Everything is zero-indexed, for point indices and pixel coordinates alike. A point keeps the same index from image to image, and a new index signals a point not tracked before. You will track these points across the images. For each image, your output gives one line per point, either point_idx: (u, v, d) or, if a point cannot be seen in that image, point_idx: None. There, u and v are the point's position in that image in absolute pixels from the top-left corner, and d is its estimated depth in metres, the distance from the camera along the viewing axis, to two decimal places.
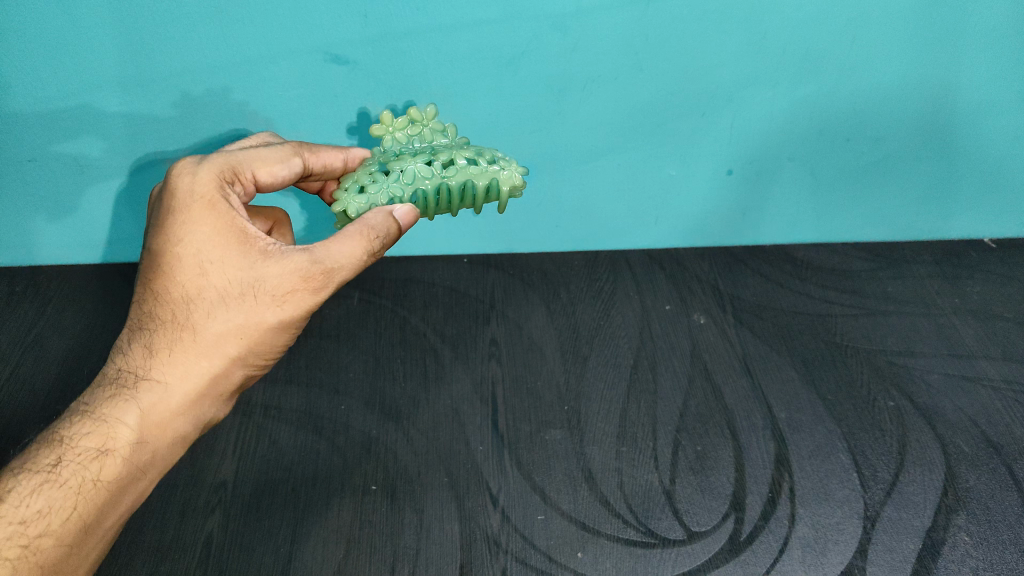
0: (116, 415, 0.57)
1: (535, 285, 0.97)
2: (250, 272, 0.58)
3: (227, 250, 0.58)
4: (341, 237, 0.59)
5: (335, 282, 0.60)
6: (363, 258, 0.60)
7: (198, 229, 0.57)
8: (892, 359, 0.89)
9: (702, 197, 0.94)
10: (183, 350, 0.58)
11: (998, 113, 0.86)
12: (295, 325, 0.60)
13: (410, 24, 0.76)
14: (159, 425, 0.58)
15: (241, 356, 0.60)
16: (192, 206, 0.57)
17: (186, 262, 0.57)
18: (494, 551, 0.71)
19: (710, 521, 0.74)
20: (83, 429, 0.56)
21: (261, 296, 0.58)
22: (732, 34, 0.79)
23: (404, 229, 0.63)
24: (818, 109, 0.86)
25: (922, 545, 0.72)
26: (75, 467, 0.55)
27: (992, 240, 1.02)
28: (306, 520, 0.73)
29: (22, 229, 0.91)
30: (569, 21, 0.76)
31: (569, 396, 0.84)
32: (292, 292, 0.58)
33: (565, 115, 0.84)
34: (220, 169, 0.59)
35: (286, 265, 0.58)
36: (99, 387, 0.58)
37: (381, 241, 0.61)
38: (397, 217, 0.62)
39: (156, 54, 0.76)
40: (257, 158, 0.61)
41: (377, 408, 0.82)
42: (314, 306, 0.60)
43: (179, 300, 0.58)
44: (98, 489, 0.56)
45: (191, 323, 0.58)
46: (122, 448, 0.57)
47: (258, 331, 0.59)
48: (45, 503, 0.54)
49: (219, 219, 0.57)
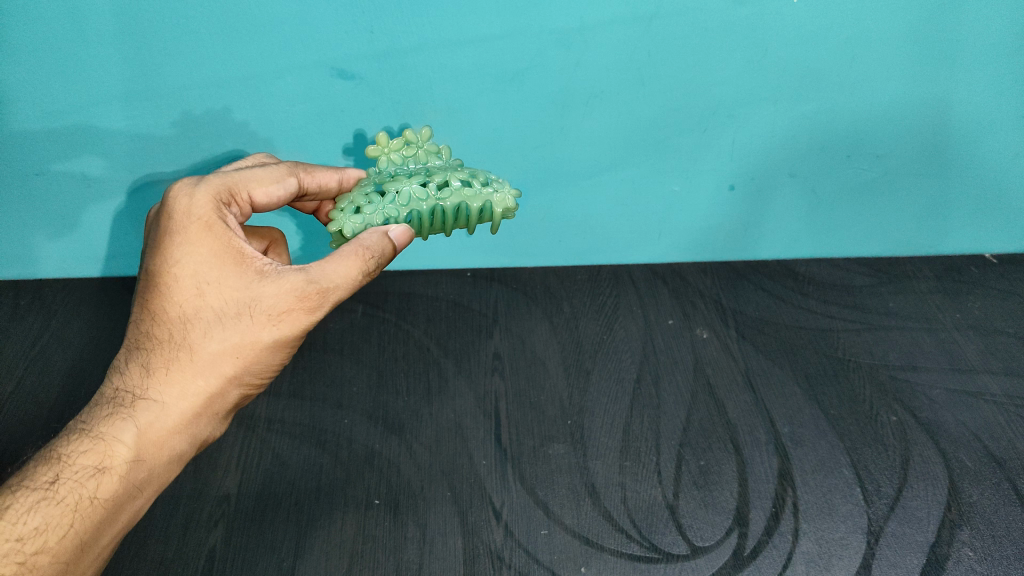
0: (113, 434, 0.57)
1: (537, 299, 0.97)
2: (247, 292, 0.58)
3: (225, 271, 0.58)
4: (338, 257, 0.60)
5: (332, 301, 0.60)
6: (359, 278, 0.61)
7: (196, 250, 0.58)
8: (895, 373, 0.89)
9: (705, 212, 0.95)
10: (180, 370, 0.58)
11: (998, 130, 0.87)
12: (290, 344, 0.61)
13: (415, 41, 0.76)
14: (157, 442, 0.58)
15: (238, 375, 0.60)
16: (189, 227, 0.58)
17: (183, 283, 0.58)
18: (498, 566, 0.71)
19: (714, 535, 0.74)
20: (81, 447, 0.56)
21: (257, 315, 0.58)
22: (732, 52, 0.79)
23: (399, 249, 0.64)
24: (819, 127, 0.86)
25: (927, 560, 0.72)
26: (73, 485, 0.56)
27: (992, 256, 1.02)
28: (308, 535, 0.73)
29: (25, 244, 0.92)
30: (572, 37, 0.77)
31: (572, 410, 0.85)
32: (288, 311, 0.59)
33: (568, 130, 0.85)
34: (217, 190, 0.59)
35: (282, 284, 0.58)
36: (97, 405, 0.58)
37: (377, 261, 0.61)
38: (393, 237, 0.63)
39: (164, 71, 0.76)
40: (255, 181, 0.62)
41: (380, 422, 0.83)
42: (310, 325, 0.60)
43: (175, 319, 0.58)
44: (95, 507, 0.56)
45: (188, 343, 0.58)
46: (120, 466, 0.57)
47: (254, 350, 0.59)
48: (42, 521, 0.54)
49: (215, 239, 0.58)
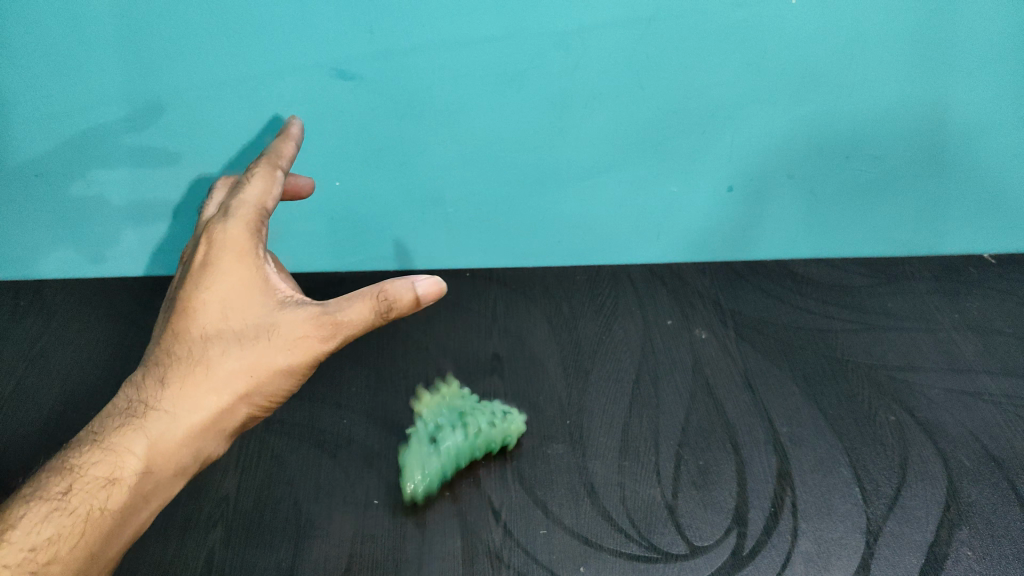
0: (125, 444, 0.57)
1: (536, 299, 0.97)
2: (267, 317, 0.60)
3: (250, 297, 0.60)
4: (356, 295, 0.60)
5: (346, 337, 0.60)
6: (375, 318, 0.60)
7: (226, 278, 0.60)
8: (893, 373, 0.89)
9: (702, 213, 0.95)
10: (193, 384, 0.59)
11: (996, 131, 0.87)
12: (303, 372, 0.61)
13: (414, 42, 0.77)
14: (166, 454, 0.59)
15: (249, 394, 0.60)
16: (223, 256, 0.60)
17: (210, 306, 0.60)
18: (497, 566, 0.71)
19: (713, 535, 0.74)
20: (93, 458, 0.57)
21: (274, 339, 0.60)
22: (730, 55, 0.80)
23: (426, 301, 0.60)
24: (816, 128, 0.87)
25: (925, 560, 0.72)
26: (84, 495, 0.56)
27: (991, 256, 1.02)
28: (308, 535, 0.73)
29: (24, 245, 0.92)
30: (570, 39, 0.78)
31: (571, 410, 0.85)
32: (303, 338, 0.60)
33: (567, 131, 0.85)
34: (248, 220, 0.62)
35: (301, 313, 0.59)
36: (111, 416, 0.59)
37: (395, 308, 0.59)
38: (419, 290, 0.59)
39: (163, 72, 0.77)
40: (271, 199, 0.64)
41: (379, 422, 0.83)
42: (324, 355, 0.61)
43: (196, 339, 0.60)
44: (105, 518, 0.56)
45: (205, 359, 0.59)
46: (129, 477, 0.57)
47: (267, 372, 0.60)
48: (54, 531, 0.55)
49: (246, 268, 0.61)
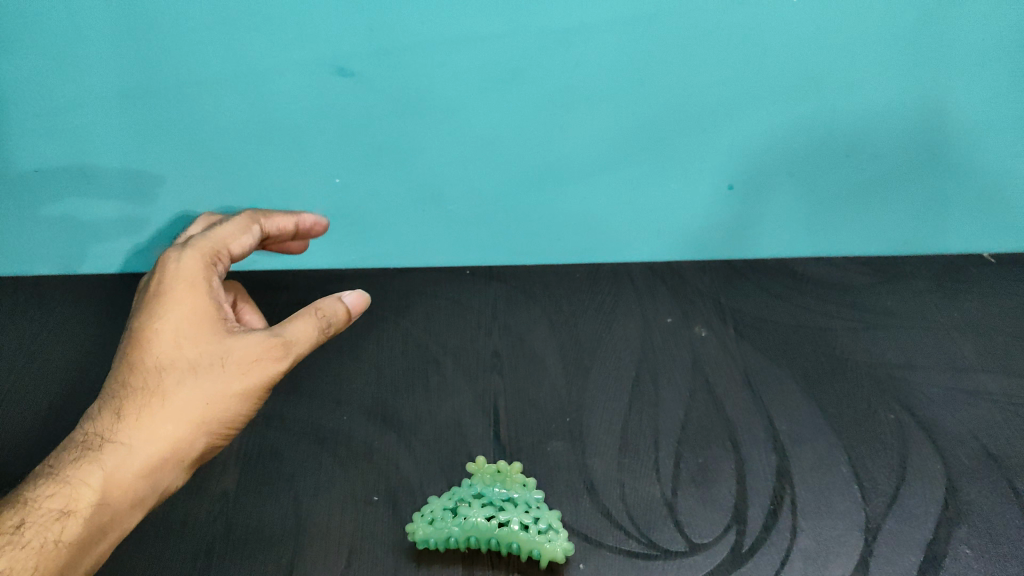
0: (79, 477, 0.58)
1: (536, 297, 0.98)
2: (219, 345, 0.60)
3: (202, 326, 0.61)
4: (300, 315, 0.64)
5: (296, 355, 0.63)
6: (318, 336, 0.64)
7: (179, 307, 0.60)
8: (893, 371, 0.90)
9: (702, 212, 0.95)
10: (148, 417, 0.59)
11: (995, 130, 0.87)
12: (257, 395, 0.62)
13: (414, 38, 0.77)
14: (123, 486, 0.58)
15: (205, 423, 0.60)
16: (176, 287, 0.61)
17: (162, 336, 0.60)
18: (496, 561, 0.71)
19: (712, 532, 0.74)
20: (48, 491, 0.57)
21: (227, 366, 0.60)
22: (729, 54, 0.80)
23: (355, 314, 0.68)
24: (816, 127, 0.87)
25: (924, 558, 0.72)
26: (38, 528, 0.56)
27: (991, 255, 1.02)
28: (307, 531, 0.73)
29: (23, 241, 0.92)
30: (571, 36, 0.78)
31: (571, 408, 0.85)
32: (256, 362, 0.61)
33: (567, 128, 0.85)
34: (205, 254, 0.63)
35: (252, 338, 0.61)
36: (67, 449, 0.59)
37: (333, 321, 0.65)
38: (348, 303, 0.67)
39: (163, 68, 0.77)
40: (237, 242, 0.66)
41: (379, 419, 0.83)
42: (277, 377, 0.62)
43: (150, 368, 0.60)
44: (60, 550, 0.57)
45: (160, 390, 0.59)
46: (85, 509, 0.57)
47: (222, 400, 0.60)
48: (8, 564, 0.55)
49: (198, 297, 0.61)
